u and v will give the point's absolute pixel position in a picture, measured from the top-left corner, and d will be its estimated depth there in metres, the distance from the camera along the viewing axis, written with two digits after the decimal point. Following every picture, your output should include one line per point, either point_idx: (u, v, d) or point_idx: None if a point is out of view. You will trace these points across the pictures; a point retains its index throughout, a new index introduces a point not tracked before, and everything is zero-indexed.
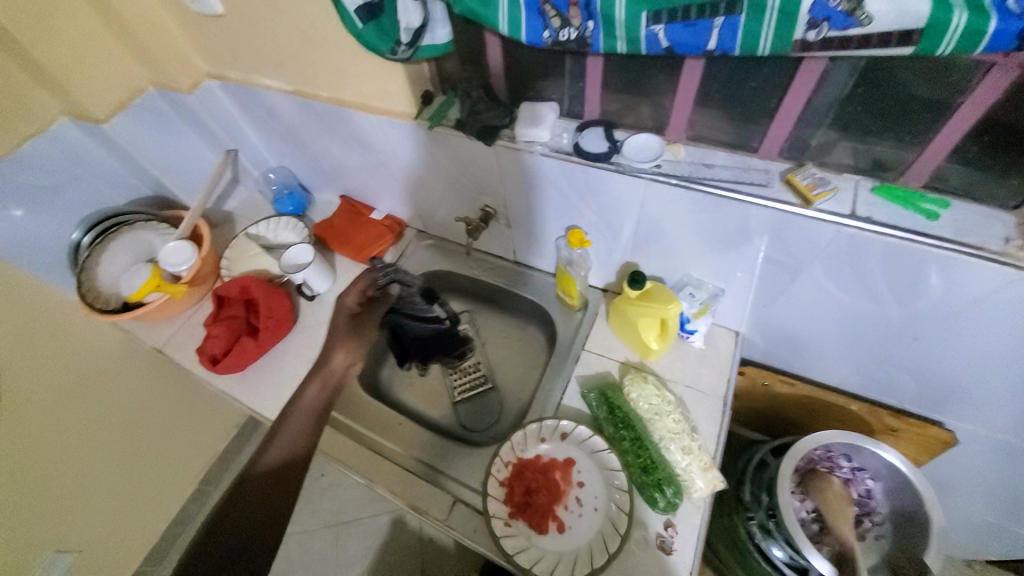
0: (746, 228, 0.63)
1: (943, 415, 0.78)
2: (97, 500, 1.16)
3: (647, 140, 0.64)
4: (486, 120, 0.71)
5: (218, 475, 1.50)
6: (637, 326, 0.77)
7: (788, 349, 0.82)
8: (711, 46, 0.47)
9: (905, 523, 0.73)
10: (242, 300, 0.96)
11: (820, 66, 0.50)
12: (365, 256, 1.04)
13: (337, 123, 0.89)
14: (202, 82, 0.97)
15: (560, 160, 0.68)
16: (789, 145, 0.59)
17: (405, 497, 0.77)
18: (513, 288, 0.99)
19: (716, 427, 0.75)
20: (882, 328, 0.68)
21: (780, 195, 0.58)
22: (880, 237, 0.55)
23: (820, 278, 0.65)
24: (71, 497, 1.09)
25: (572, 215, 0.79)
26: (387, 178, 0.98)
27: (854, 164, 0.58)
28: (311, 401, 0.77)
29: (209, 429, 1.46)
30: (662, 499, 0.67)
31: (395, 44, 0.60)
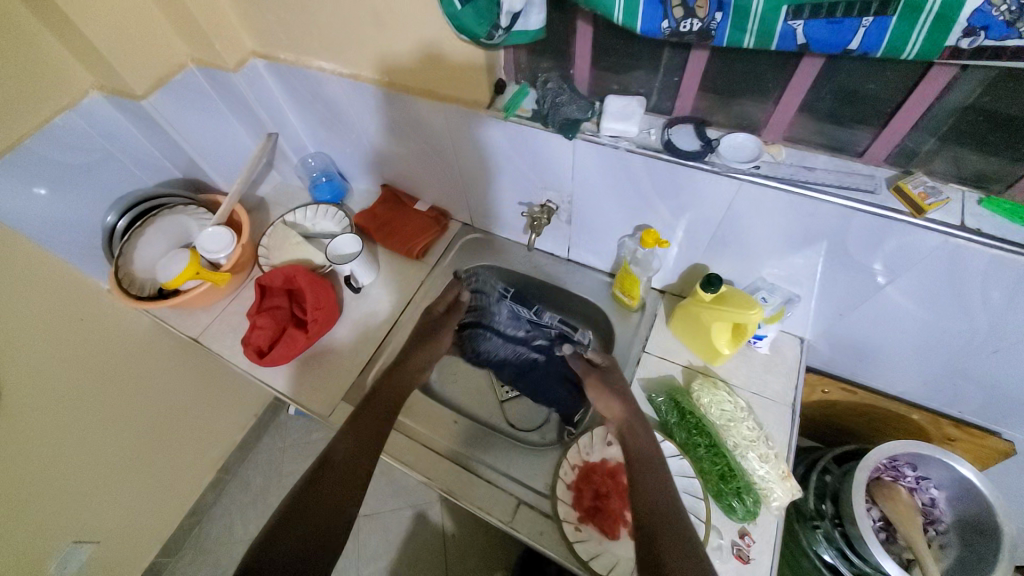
0: (841, 235, 0.62)
1: (1001, 425, 0.78)
2: (118, 485, 1.14)
3: (744, 140, 0.63)
4: (569, 112, 0.68)
5: (234, 465, 1.46)
6: (709, 329, 0.77)
7: (851, 358, 0.83)
8: (852, 45, 0.45)
9: (973, 533, 0.73)
10: (286, 291, 0.93)
11: (950, 73, 0.49)
12: (411, 248, 1.00)
13: (395, 110, 0.85)
14: (246, 60, 0.91)
15: (648, 157, 0.66)
16: (897, 151, 0.58)
17: (464, 498, 0.75)
18: (564, 286, 0.97)
19: (786, 432, 0.75)
20: (963, 340, 0.67)
21: (888, 203, 0.57)
22: (988, 250, 0.54)
23: (907, 287, 0.64)
24: (93, 483, 1.08)
25: (644, 214, 0.77)
26: (440, 171, 0.95)
27: (958, 174, 0.56)
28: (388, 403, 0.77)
29: (231, 416, 1.42)
30: (741, 507, 0.66)
31: (492, 28, 0.59)
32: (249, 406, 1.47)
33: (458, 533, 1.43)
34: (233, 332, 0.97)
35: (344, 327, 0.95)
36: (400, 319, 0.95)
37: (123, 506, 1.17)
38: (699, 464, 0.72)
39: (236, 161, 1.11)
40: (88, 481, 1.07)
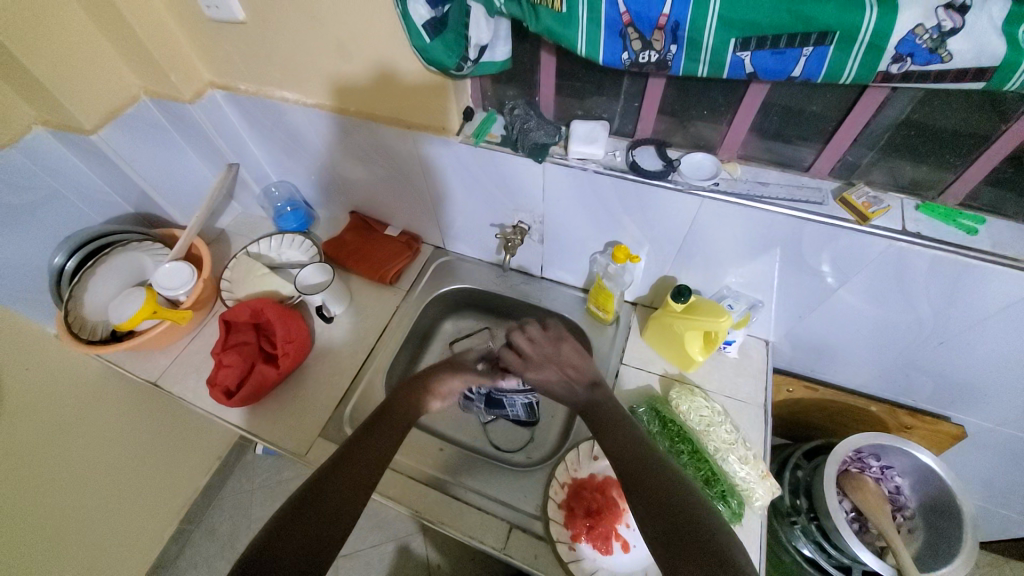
0: (797, 243, 0.67)
1: (949, 409, 0.85)
2: (82, 537, 1.06)
3: (703, 159, 0.68)
4: (537, 138, 0.71)
5: (198, 515, 1.36)
6: (683, 338, 0.80)
7: (812, 357, 0.89)
8: (796, 72, 0.51)
9: (935, 514, 0.79)
10: (253, 325, 0.91)
11: (883, 94, 0.54)
12: (384, 274, 0.98)
13: (363, 138, 0.84)
14: (204, 90, 0.89)
15: (617, 177, 0.69)
16: (840, 165, 0.64)
17: (454, 526, 0.74)
18: (538, 305, 0.98)
19: (761, 432, 0.79)
20: (911, 332, 0.73)
21: (837, 213, 0.63)
22: (925, 250, 0.59)
23: (858, 288, 0.70)
24: (53, 538, 0.99)
25: (614, 231, 0.79)
26: (409, 195, 0.95)
27: (895, 182, 0.63)
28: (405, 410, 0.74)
29: (195, 459, 1.34)
30: (728, 509, 0.69)
31: (461, 60, 0.60)
32: (212, 448, 1.39)
33: (444, 562, 1.39)
34: (196, 372, 0.92)
35: (318, 358, 0.92)
36: (374, 349, 0.93)
37: (89, 559, 1.08)
38: None
39: (193, 195, 1.07)
40: (45, 541, 0.98)
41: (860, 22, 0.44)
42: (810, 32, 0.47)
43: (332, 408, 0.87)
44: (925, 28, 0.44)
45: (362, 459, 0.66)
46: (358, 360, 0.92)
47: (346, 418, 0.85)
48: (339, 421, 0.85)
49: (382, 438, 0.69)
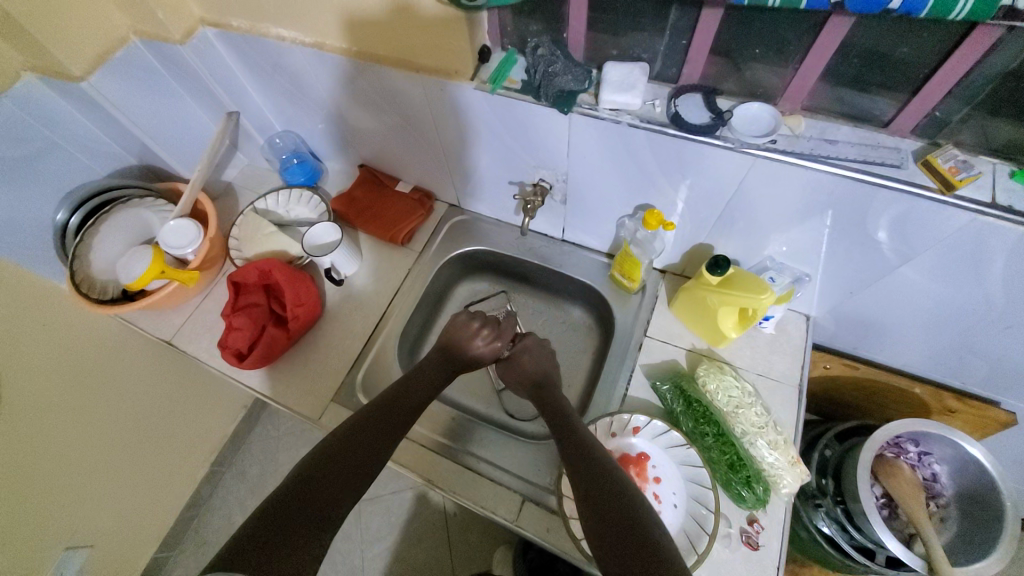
0: (861, 211, 0.58)
1: (1003, 395, 0.78)
2: (116, 481, 1.12)
3: (759, 110, 0.58)
4: (563, 84, 0.62)
5: (228, 458, 1.45)
6: (716, 313, 0.74)
7: (857, 334, 0.81)
8: (893, 4, 0.40)
9: (973, 506, 0.73)
10: (262, 286, 0.88)
11: (994, 35, 0.44)
12: (395, 234, 0.93)
13: (369, 83, 0.76)
14: (196, 29, 0.80)
15: (654, 132, 0.59)
16: (926, 122, 0.53)
17: (468, 495, 0.74)
18: (559, 270, 0.92)
19: (794, 415, 0.74)
20: (976, 315, 0.65)
21: (915, 177, 0.53)
22: (1019, 228, 0.50)
23: (924, 266, 0.61)
24: (88, 482, 1.05)
25: (647, 192, 0.71)
26: (420, 146, 0.86)
27: (990, 145, 0.52)
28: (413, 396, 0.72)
29: (212, 417, 1.37)
30: (751, 495, 0.66)
31: None
32: (232, 402, 1.43)
33: (458, 510, 1.44)
34: (210, 331, 0.91)
35: (328, 321, 0.90)
36: (387, 313, 0.90)
37: (121, 503, 1.14)
38: (706, 453, 0.71)
39: (195, 147, 1.01)
40: (81, 485, 1.03)
41: None
42: None
43: (343, 373, 0.85)
44: None
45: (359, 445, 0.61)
46: (369, 324, 0.89)
47: (358, 383, 0.83)
48: (352, 385, 0.84)
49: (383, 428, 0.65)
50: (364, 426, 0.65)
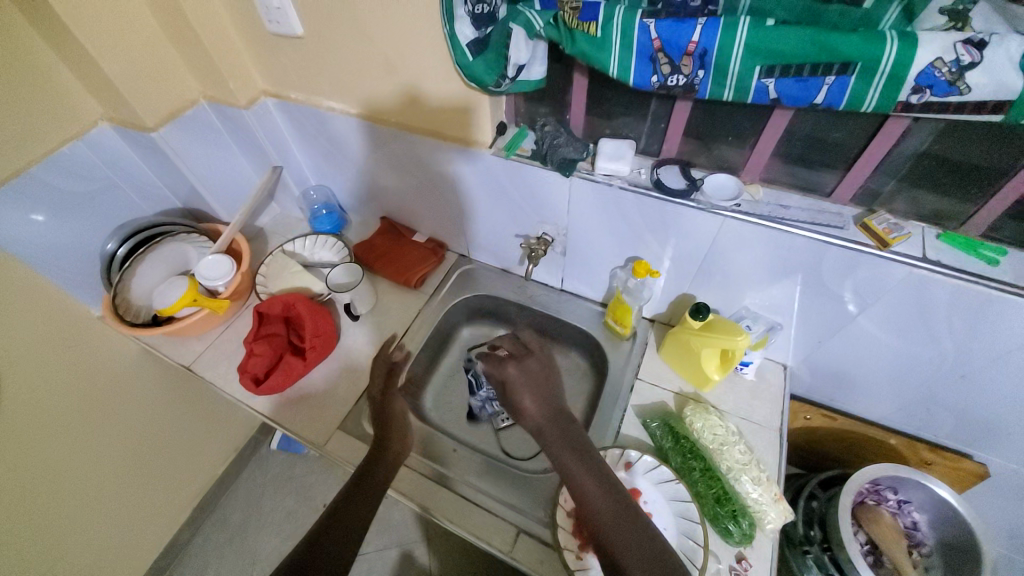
0: (816, 265, 0.68)
1: (973, 447, 0.83)
2: (99, 517, 1.10)
3: (726, 180, 0.70)
4: (565, 153, 0.73)
5: (211, 504, 1.42)
6: (699, 356, 0.81)
7: (831, 384, 0.88)
8: (818, 99, 0.52)
9: (953, 554, 0.76)
10: (282, 318, 0.95)
11: (902, 126, 0.56)
12: (409, 278, 1.02)
13: (399, 147, 0.89)
14: (258, 98, 0.95)
15: (640, 194, 0.71)
16: (862, 192, 0.65)
17: (464, 526, 0.75)
18: (558, 317, 1.00)
19: (776, 456, 0.78)
20: (930, 364, 0.73)
21: (856, 236, 0.64)
22: (946, 279, 0.60)
23: (877, 316, 0.70)
24: (71, 515, 1.04)
25: (636, 246, 0.81)
26: (438, 203, 0.99)
27: (916, 212, 0.64)
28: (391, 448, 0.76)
29: (207, 456, 1.38)
30: (738, 531, 0.69)
31: (500, 77, 0.64)
32: (226, 444, 1.43)
33: (444, 572, 1.38)
34: (227, 359, 0.96)
35: (339, 354, 0.96)
36: (396, 348, 0.96)
37: (98, 541, 1.12)
38: (694, 489, 0.75)
39: (237, 194, 1.14)
40: (63, 518, 1.02)
41: (880, 55, 0.46)
42: (832, 62, 0.49)
43: (351, 404, 0.89)
44: (944, 62, 0.45)
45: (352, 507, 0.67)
46: None
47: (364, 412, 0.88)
48: (357, 415, 0.88)
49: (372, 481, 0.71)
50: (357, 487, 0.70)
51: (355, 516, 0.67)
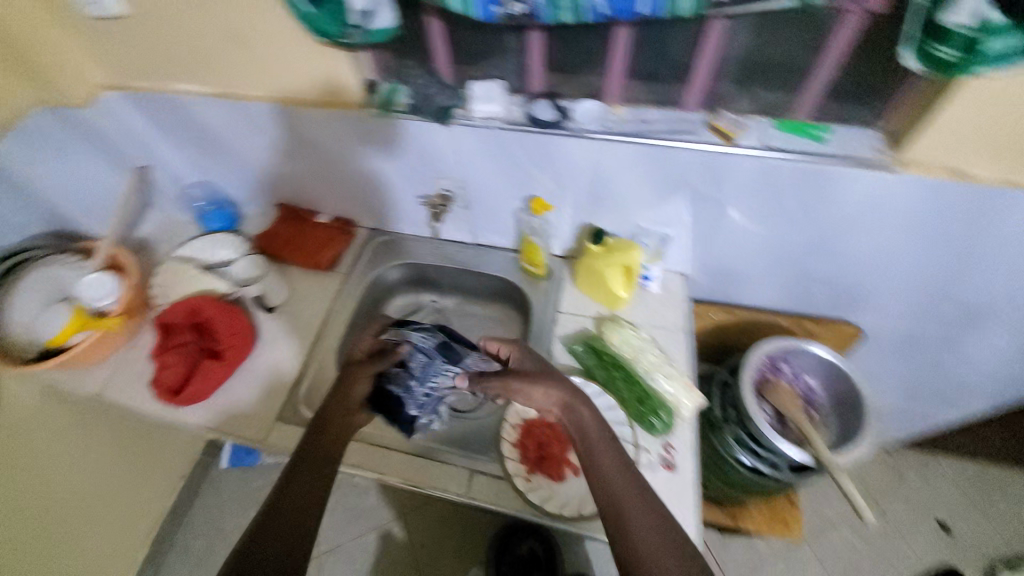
0: (686, 172, 0.74)
1: (851, 313, 0.96)
2: None
3: (590, 105, 0.72)
4: (441, 101, 0.74)
5: (169, 535, 1.37)
6: (606, 277, 0.86)
7: (724, 283, 0.97)
8: (638, 9, 0.57)
9: (842, 404, 0.88)
10: (193, 325, 0.89)
11: (724, 27, 0.62)
12: (320, 260, 1.00)
13: (272, 124, 0.86)
14: (96, 95, 0.88)
15: (517, 131, 0.73)
16: (711, 97, 0.70)
17: (419, 480, 0.78)
18: (477, 271, 1.02)
19: (686, 352, 0.86)
20: (801, 244, 0.82)
21: (710, 138, 0.70)
22: (793, 161, 0.68)
23: (750, 211, 0.78)
24: None
25: (530, 185, 0.84)
26: (332, 178, 0.96)
27: (753, 107, 0.70)
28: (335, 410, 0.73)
29: (148, 490, 1.31)
30: (659, 421, 0.77)
31: (345, 27, 0.66)
32: (168, 476, 1.36)
33: (424, 542, 1.42)
34: (138, 380, 0.91)
35: (260, 351, 0.92)
36: (320, 332, 0.94)
37: None
38: (619, 396, 0.81)
39: (108, 206, 1.04)
40: None
41: None
42: None
43: (283, 395, 0.87)
44: None
45: (318, 454, 0.66)
46: (301, 346, 0.92)
47: (297, 400, 0.86)
48: (289, 404, 0.86)
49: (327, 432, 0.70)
50: (315, 440, 0.68)
51: (323, 461, 0.66)
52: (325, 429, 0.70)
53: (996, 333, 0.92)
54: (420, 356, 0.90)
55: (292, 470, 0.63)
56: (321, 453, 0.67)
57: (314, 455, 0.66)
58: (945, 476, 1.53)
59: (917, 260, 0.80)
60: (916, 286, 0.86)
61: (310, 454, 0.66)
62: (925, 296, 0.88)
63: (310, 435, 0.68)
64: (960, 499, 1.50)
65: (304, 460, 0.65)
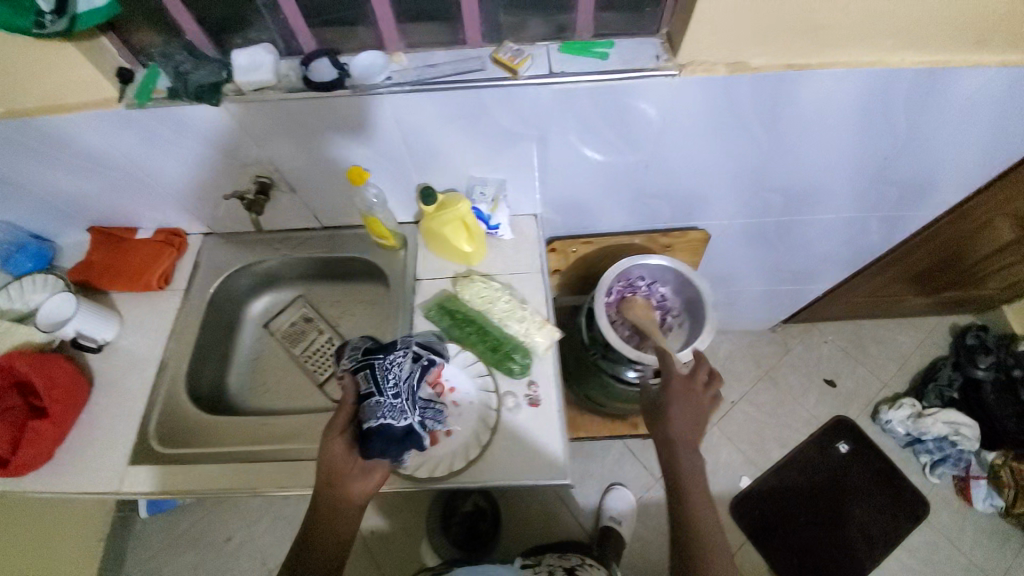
0: (489, 113, 0.72)
1: (694, 217, 1.01)
2: None
3: (371, 57, 0.68)
4: (199, 78, 0.66)
5: None
6: (447, 236, 0.84)
7: (576, 216, 0.98)
8: None
9: (691, 304, 0.94)
10: (13, 385, 0.81)
11: None
12: (150, 280, 0.90)
13: (31, 140, 0.75)
14: None
15: (296, 99, 0.67)
16: (488, 28, 0.68)
17: (294, 482, 0.76)
18: (330, 255, 0.97)
19: (543, 292, 0.87)
20: (625, 163, 0.84)
21: (494, 73, 0.68)
22: (579, 83, 0.67)
23: (565, 141, 0.77)
24: None
25: (343, 156, 0.78)
26: (137, 187, 0.86)
27: (544, 32, 0.69)
28: (347, 489, 0.66)
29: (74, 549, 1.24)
30: (516, 364, 0.79)
31: (37, 15, 0.55)
32: (90, 531, 1.30)
33: (374, 525, 1.42)
34: None
35: (104, 390, 0.85)
36: (167, 356, 0.87)
37: None
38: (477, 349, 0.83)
39: None
40: None
41: None
42: None
43: (137, 431, 0.82)
44: None
45: (331, 522, 0.67)
46: (149, 375, 0.86)
47: (153, 436, 0.80)
48: (147, 442, 0.81)
49: (336, 509, 0.67)
50: (327, 502, 0.67)
51: (334, 518, 0.67)
52: (335, 510, 0.67)
53: (823, 209, 1.02)
54: (369, 370, 0.68)
55: (305, 540, 0.68)
56: (337, 526, 0.67)
57: (330, 524, 0.67)
58: (825, 341, 1.70)
59: (733, 157, 0.84)
60: (743, 179, 0.90)
61: (323, 529, 0.67)
62: (751, 190, 0.93)
63: (317, 510, 0.67)
64: (846, 361, 1.67)
65: (318, 533, 0.67)
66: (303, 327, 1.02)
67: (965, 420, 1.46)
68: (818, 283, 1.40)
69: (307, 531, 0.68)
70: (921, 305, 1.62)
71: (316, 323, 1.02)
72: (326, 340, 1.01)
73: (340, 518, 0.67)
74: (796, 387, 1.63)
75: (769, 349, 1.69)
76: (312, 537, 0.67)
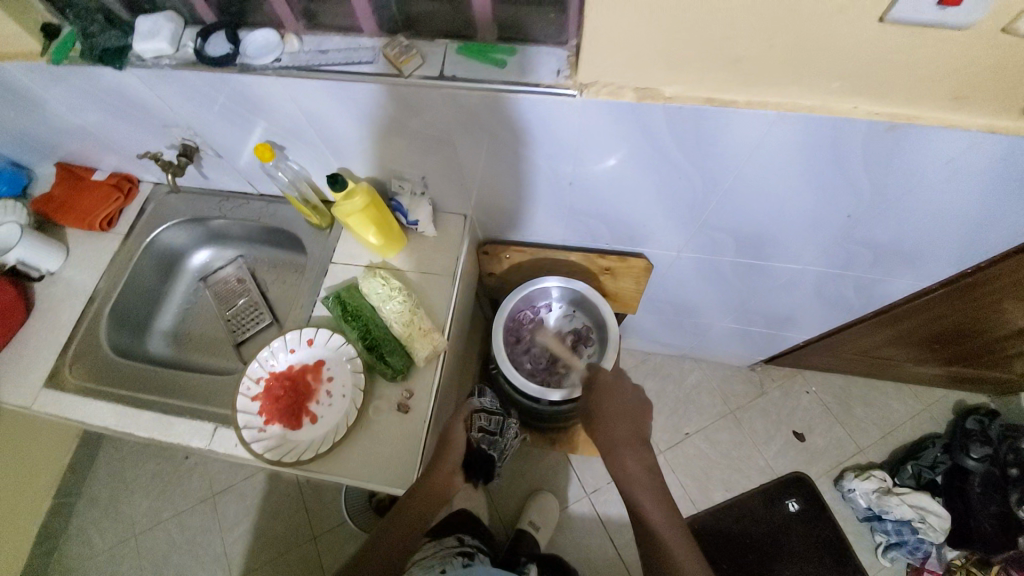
0: (383, 108, 0.69)
1: (635, 245, 0.94)
2: None
3: (265, 36, 0.67)
4: (103, 42, 0.69)
5: (74, 488, 1.45)
6: (353, 228, 0.82)
7: (507, 223, 0.95)
8: None
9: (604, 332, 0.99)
10: None
11: None
12: (93, 222, 0.95)
13: None
14: None
15: (188, 70, 0.68)
16: (381, 18, 0.65)
17: (166, 436, 0.80)
18: (264, 224, 0.98)
19: (444, 298, 0.85)
20: (544, 178, 0.79)
21: (380, 67, 0.65)
22: (466, 88, 0.63)
23: (470, 146, 0.74)
24: None
25: (252, 129, 0.79)
26: (83, 134, 0.90)
27: (441, 29, 0.66)
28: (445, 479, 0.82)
29: (48, 445, 1.38)
30: (390, 369, 0.78)
31: None
32: (69, 429, 1.44)
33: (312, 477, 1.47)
34: None
35: (37, 320, 0.91)
36: (95, 295, 0.93)
37: None
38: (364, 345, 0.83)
39: None
40: None
41: None
42: None
43: (53, 360, 0.87)
44: None
45: (416, 507, 0.78)
46: (77, 310, 0.92)
47: (66, 368, 0.86)
48: (59, 372, 0.86)
49: (425, 494, 0.78)
50: (420, 496, 0.78)
51: (424, 506, 0.79)
52: (423, 493, 0.78)
53: (784, 258, 0.92)
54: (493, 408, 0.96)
55: (395, 520, 0.79)
56: (421, 507, 0.78)
57: (414, 506, 0.78)
58: (807, 392, 1.57)
59: (665, 188, 0.76)
60: (683, 214, 0.82)
61: (408, 510, 0.78)
62: (693, 227, 0.85)
63: (414, 493, 0.77)
64: (825, 417, 1.53)
65: (407, 511, 0.78)
66: (233, 287, 1.05)
67: (935, 507, 1.34)
68: (789, 332, 1.28)
69: (399, 507, 0.78)
70: (923, 375, 1.45)
71: (245, 285, 1.04)
72: (251, 303, 1.03)
73: (429, 507, 0.80)
74: (761, 433, 1.52)
75: (743, 388, 1.58)
76: (399, 514, 0.78)
